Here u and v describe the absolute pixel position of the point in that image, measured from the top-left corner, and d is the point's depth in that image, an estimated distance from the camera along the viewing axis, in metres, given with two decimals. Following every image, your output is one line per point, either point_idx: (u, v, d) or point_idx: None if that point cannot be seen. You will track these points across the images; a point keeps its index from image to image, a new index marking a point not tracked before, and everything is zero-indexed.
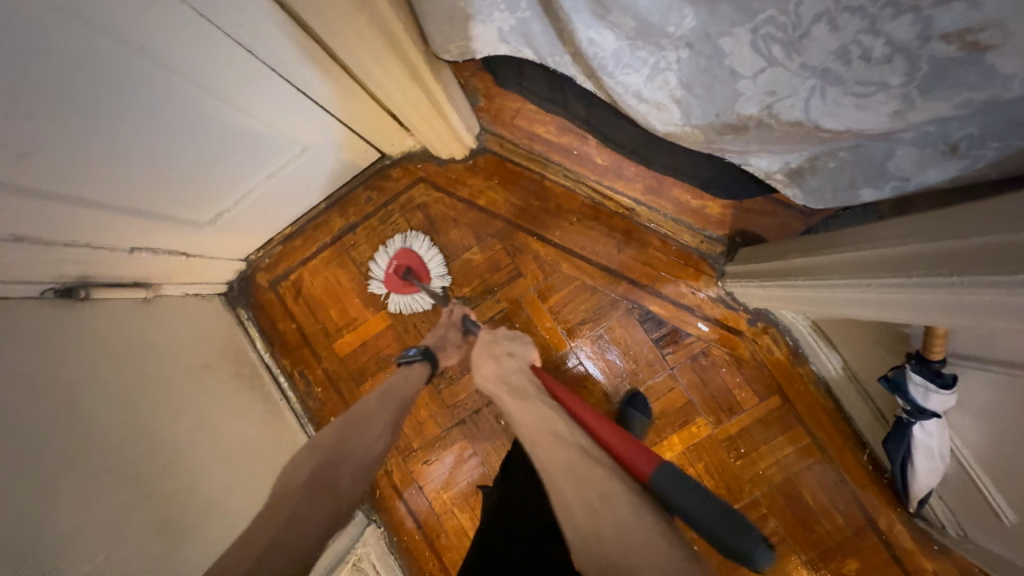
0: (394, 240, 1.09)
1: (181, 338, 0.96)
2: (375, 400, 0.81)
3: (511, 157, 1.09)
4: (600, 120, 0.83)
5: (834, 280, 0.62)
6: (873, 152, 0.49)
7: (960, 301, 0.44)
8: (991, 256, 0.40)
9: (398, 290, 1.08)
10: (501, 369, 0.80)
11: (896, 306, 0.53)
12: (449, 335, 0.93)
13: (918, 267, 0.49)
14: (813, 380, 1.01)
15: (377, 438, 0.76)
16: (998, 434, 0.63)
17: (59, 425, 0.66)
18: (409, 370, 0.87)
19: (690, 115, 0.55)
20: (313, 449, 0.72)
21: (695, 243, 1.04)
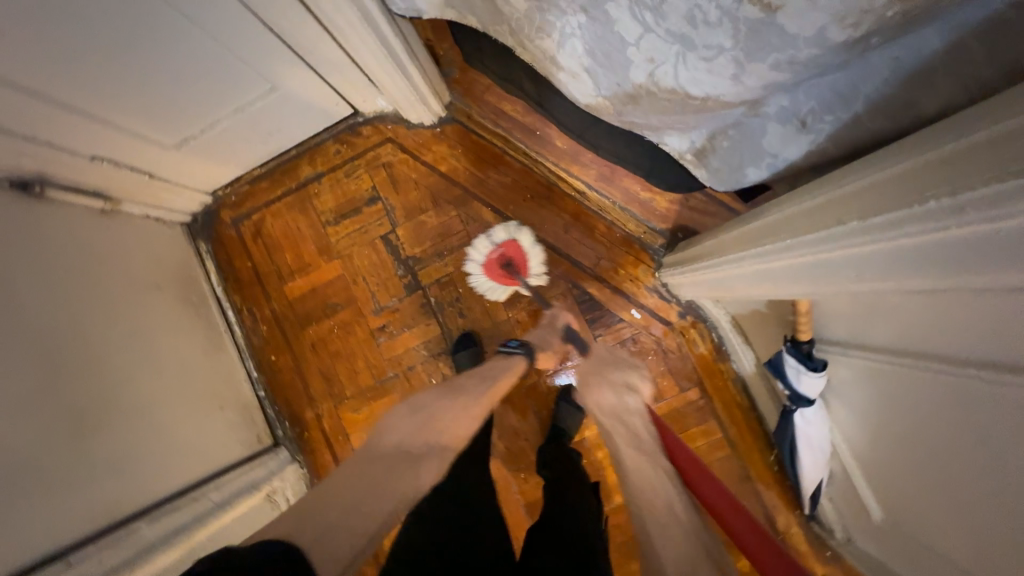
0: (504, 228, 1.10)
1: (131, 254, 0.99)
2: (474, 386, 0.85)
3: (475, 130, 1.14)
4: (550, 99, 0.88)
5: (725, 257, 0.67)
6: (752, 130, 0.54)
7: (810, 265, 0.49)
8: (826, 216, 0.45)
9: (494, 275, 1.09)
10: (619, 404, 0.81)
11: (768, 277, 0.58)
12: (551, 338, 0.97)
13: (776, 234, 0.54)
14: (731, 377, 1.05)
15: (472, 408, 0.81)
16: (871, 425, 0.67)
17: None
18: (509, 360, 0.92)
19: (599, 86, 0.59)
20: (416, 407, 0.79)
21: (638, 232, 1.09)
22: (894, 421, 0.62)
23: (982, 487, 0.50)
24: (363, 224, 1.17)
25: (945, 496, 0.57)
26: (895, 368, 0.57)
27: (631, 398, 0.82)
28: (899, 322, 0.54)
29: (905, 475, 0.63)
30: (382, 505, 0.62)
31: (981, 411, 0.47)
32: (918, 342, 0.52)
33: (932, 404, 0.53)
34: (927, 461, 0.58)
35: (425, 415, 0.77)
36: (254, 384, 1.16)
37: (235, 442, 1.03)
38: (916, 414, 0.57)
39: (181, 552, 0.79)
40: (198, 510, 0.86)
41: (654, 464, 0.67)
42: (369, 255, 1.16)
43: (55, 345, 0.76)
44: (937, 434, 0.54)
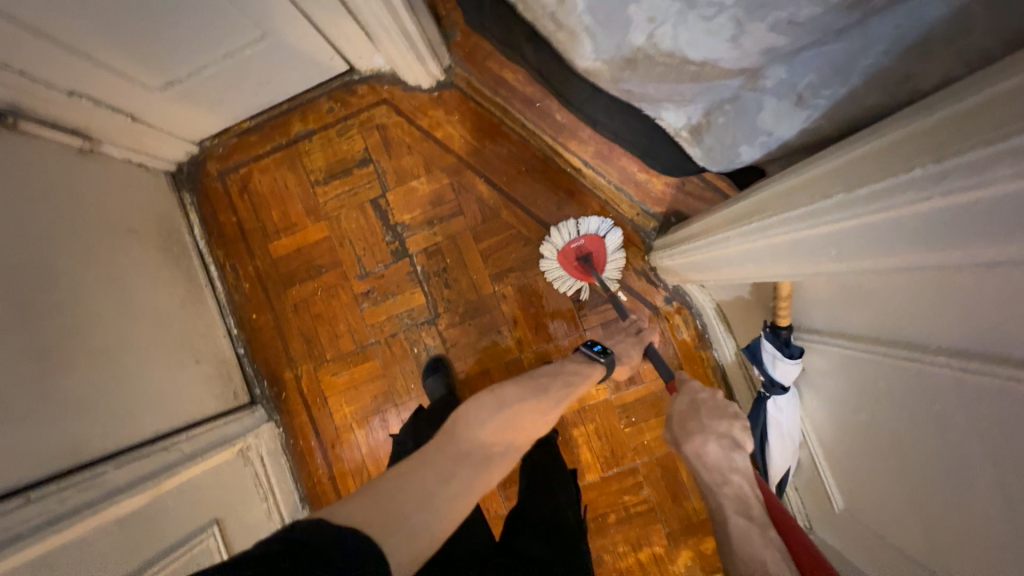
0: (597, 221, 1.04)
1: (111, 197, 0.97)
2: (557, 388, 0.82)
3: (473, 97, 1.11)
4: (549, 67, 0.85)
5: (711, 237, 0.66)
6: (748, 105, 0.52)
7: (791, 244, 0.49)
8: (810, 194, 0.45)
9: (568, 265, 1.05)
10: (722, 456, 0.71)
11: (752, 256, 0.57)
12: (629, 351, 0.95)
13: (761, 213, 0.53)
14: (711, 364, 1.05)
15: (547, 416, 0.78)
16: (839, 414, 0.68)
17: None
18: (589, 367, 0.89)
19: (597, 50, 0.57)
20: (500, 403, 0.74)
21: (631, 214, 1.08)
22: (861, 410, 0.63)
23: (938, 471, 0.51)
24: (352, 187, 1.14)
25: (903, 483, 0.58)
26: (865, 356, 0.57)
27: (739, 457, 0.70)
28: (870, 308, 0.55)
29: (867, 463, 0.65)
30: (461, 503, 0.57)
31: (946, 398, 0.48)
32: (889, 329, 0.53)
33: (898, 392, 0.54)
34: (890, 448, 0.59)
35: (509, 416, 0.72)
36: (234, 340, 1.14)
37: (212, 395, 1.02)
38: (881, 402, 0.58)
39: (151, 495, 0.79)
40: (168, 458, 0.85)
41: (766, 537, 0.60)
42: (359, 218, 1.14)
43: (20, 280, 0.73)
44: (899, 420, 0.56)
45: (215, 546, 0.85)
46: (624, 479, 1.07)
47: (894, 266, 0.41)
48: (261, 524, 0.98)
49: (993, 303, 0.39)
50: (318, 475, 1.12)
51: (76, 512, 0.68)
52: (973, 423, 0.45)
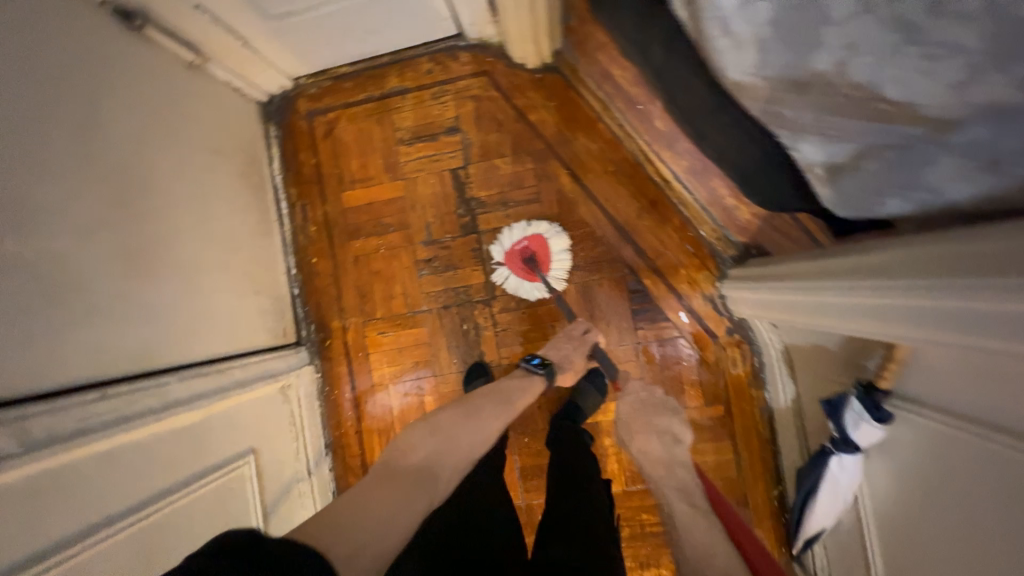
0: (544, 224, 1.07)
1: (208, 118, 0.97)
2: (493, 404, 0.87)
3: (575, 87, 1.10)
4: (673, 73, 0.82)
5: (851, 283, 0.63)
6: (916, 156, 0.48)
7: (966, 311, 0.46)
8: (991, 266, 0.43)
9: (515, 265, 1.07)
10: (664, 454, 0.84)
11: (906, 312, 0.54)
12: (571, 353, 0.97)
13: (922, 273, 0.51)
14: (760, 405, 1.03)
15: (488, 429, 0.82)
16: (910, 488, 0.65)
17: (63, 121, 0.66)
18: (529, 379, 0.94)
19: (763, 66, 0.55)
20: (433, 427, 0.79)
21: (712, 237, 1.06)
22: (938, 491, 0.60)
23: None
24: (435, 152, 1.13)
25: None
26: (969, 441, 0.54)
27: (677, 449, 0.85)
28: (993, 391, 0.51)
29: (927, 544, 0.62)
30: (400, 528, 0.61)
31: None
32: (1011, 419, 0.49)
33: (995, 486, 0.51)
34: (959, 539, 0.56)
35: (442, 438, 0.77)
36: (290, 280, 1.16)
37: (265, 329, 1.03)
38: (968, 490, 0.55)
39: (203, 414, 0.80)
40: (223, 381, 0.86)
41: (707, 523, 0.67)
42: (435, 184, 1.13)
43: (115, 179, 0.73)
44: (983, 511, 0.53)
45: (247, 475, 0.87)
46: (645, 499, 1.07)
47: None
48: (288, 461, 1.00)
49: None
50: (346, 428, 1.13)
51: (140, 416, 0.69)
52: None
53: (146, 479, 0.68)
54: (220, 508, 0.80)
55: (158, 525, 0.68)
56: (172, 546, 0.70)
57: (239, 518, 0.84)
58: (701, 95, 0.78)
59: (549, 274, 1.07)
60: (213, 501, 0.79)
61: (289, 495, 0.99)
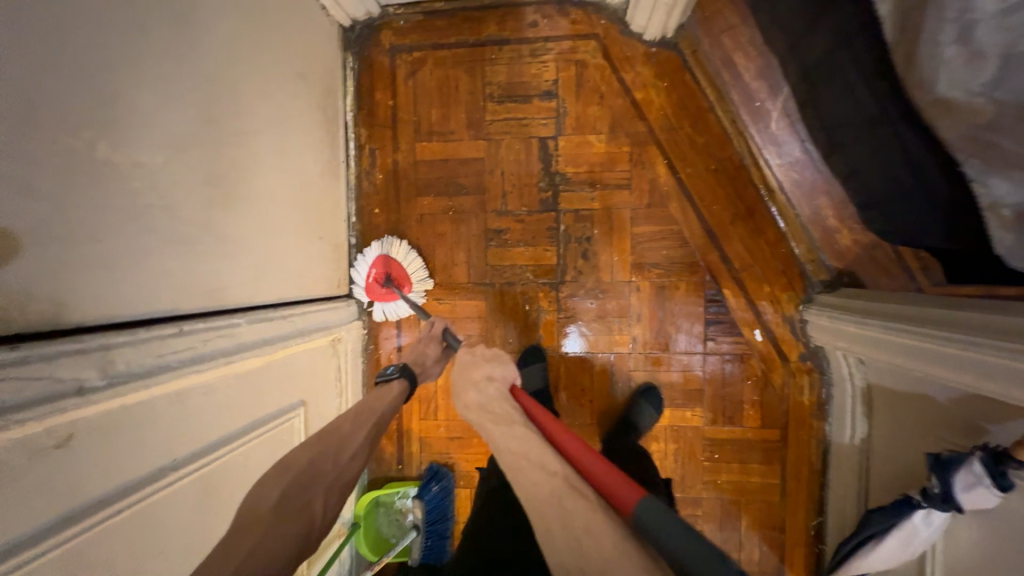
0: (375, 245, 1.04)
1: (295, 36, 0.87)
2: (348, 420, 0.72)
3: (692, 69, 0.99)
4: (830, 73, 0.74)
5: (990, 342, 0.59)
6: None
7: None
8: None
9: (376, 298, 1.04)
10: (482, 400, 0.72)
11: None
12: (427, 352, 0.89)
13: None
14: (818, 436, 1.00)
15: (350, 463, 0.67)
16: (1007, 554, 0.63)
17: (160, 10, 0.57)
18: (387, 388, 0.82)
19: (1000, 85, 0.48)
20: (283, 469, 0.63)
21: (805, 258, 0.99)
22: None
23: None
24: (525, 116, 1.04)
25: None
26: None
27: (493, 387, 0.74)
28: None
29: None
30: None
31: None
32: None
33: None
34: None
35: (296, 465, 0.63)
36: (349, 228, 1.08)
37: (324, 276, 0.97)
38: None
39: (264, 361, 0.76)
40: (285, 328, 0.80)
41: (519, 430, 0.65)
42: (520, 151, 1.04)
43: (206, 89, 0.64)
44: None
45: (296, 427, 0.84)
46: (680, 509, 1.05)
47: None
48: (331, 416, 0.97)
49: None
50: None
51: (210, 357, 0.63)
52: None
53: (212, 423, 0.64)
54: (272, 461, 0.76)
55: (218, 472, 0.65)
56: (229, 494, 0.67)
57: None
58: (863, 105, 0.70)
59: (410, 290, 1.05)
60: (265, 451, 0.75)
61: None
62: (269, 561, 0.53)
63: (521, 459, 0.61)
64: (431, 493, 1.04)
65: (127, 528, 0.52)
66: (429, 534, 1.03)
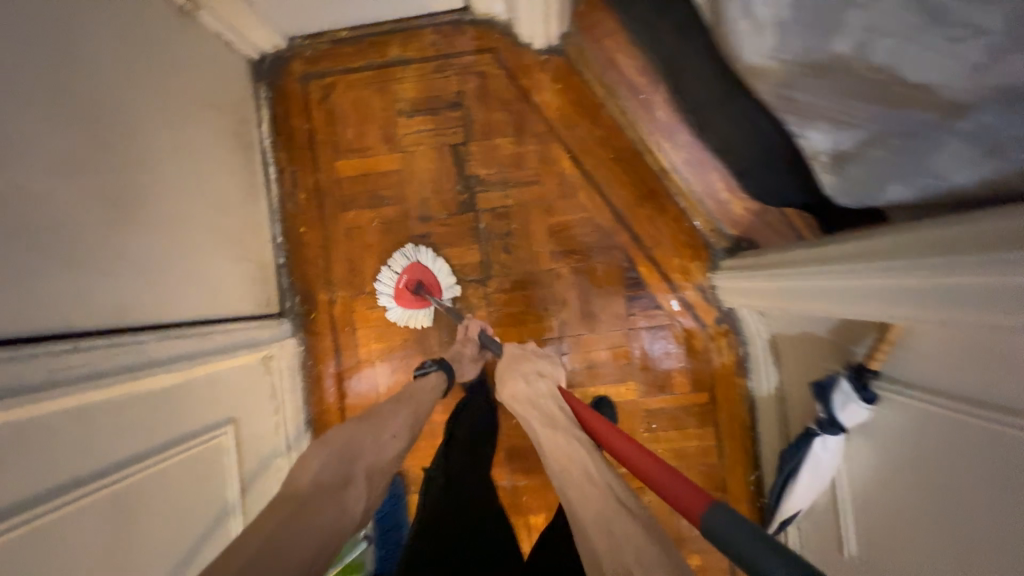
0: (402, 253, 1.07)
1: (199, 70, 0.92)
2: (388, 403, 0.85)
3: (582, 71, 1.09)
4: (684, 59, 0.83)
5: (836, 267, 0.66)
6: (919, 145, 0.51)
7: (974, 287, 0.46)
8: (980, 242, 0.45)
9: (405, 304, 1.06)
10: (531, 391, 0.82)
11: (896, 292, 0.56)
12: (465, 350, 0.99)
13: (906, 255, 0.54)
14: (743, 393, 1.06)
15: (389, 440, 0.78)
16: (897, 470, 0.67)
17: (41, 46, 0.60)
18: (425, 379, 0.92)
19: (782, 47, 0.56)
20: (326, 443, 0.73)
21: (706, 229, 1.08)
22: (926, 473, 0.62)
23: (985, 549, 0.52)
24: (435, 127, 1.11)
25: (950, 552, 0.57)
26: (964, 420, 0.55)
27: (541, 383, 0.84)
28: (975, 368, 0.54)
29: (913, 523, 0.64)
30: (319, 535, 0.58)
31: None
32: (992, 393, 0.52)
33: (977, 462, 0.54)
34: (948, 519, 0.58)
35: (337, 448, 0.72)
36: (277, 249, 1.11)
37: (248, 296, 0.99)
38: (956, 463, 0.57)
39: (180, 378, 0.76)
40: (205, 346, 0.82)
41: (565, 434, 0.72)
42: (434, 160, 1.11)
43: (93, 118, 0.67)
44: (971, 492, 0.54)
45: (224, 445, 0.83)
46: None
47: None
48: (268, 434, 0.97)
49: None
50: (328, 403, 1.10)
51: (113, 373, 0.65)
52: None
53: (117, 443, 0.64)
54: (195, 480, 0.76)
55: (127, 492, 0.64)
56: (144, 515, 0.66)
57: (213, 491, 0.80)
58: (710, 82, 0.79)
59: (442, 296, 1.07)
60: (188, 470, 0.75)
61: (268, 469, 0.96)
62: (319, 519, 0.60)
63: (570, 471, 0.65)
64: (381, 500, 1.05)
65: (19, 551, 0.50)
66: (382, 544, 1.04)
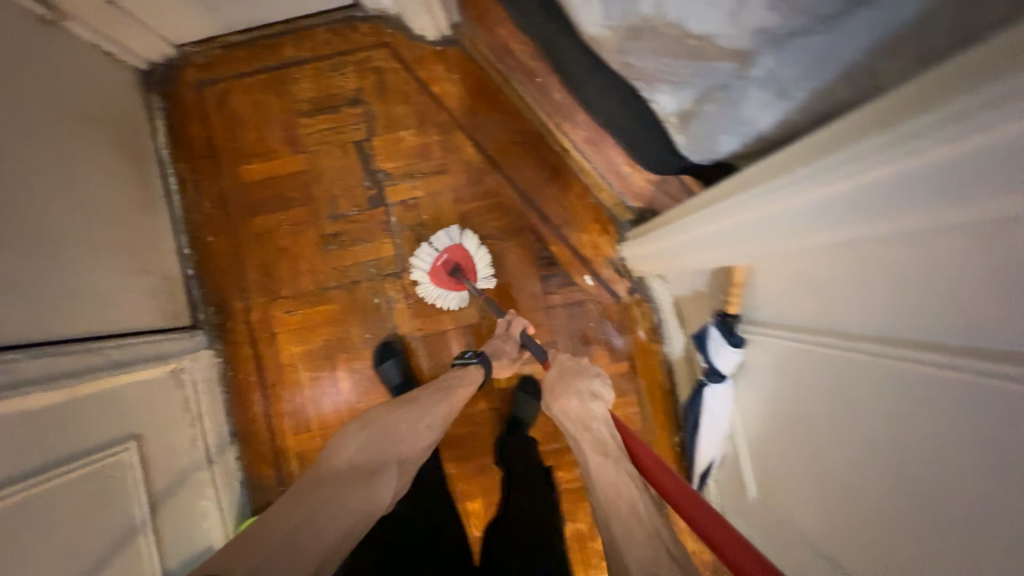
0: (445, 233, 1.06)
1: (78, 81, 0.90)
2: (428, 391, 0.84)
3: (477, 60, 1.11)
4: (552, 38, 0.85)
5: (697, 216, 0.67)
6: (733, 95, 0.53)
7: (793, 210, 0.48)
8: (781, 165, 0.47)
9: (439, 282, 1.05)
10: (583, 411, 0.74)
11: (745, 229, 0.57)
12: (505, 347, 0.95)
13: (742, 190, 0.54)
14: (660, 357, 1.10)
15: (422, 430, 0.79)
16: (795, 421, 0.67)
17: None
18: (464, 369, 0.91)
19: (609, 14, 0.59)
20: (364, 421, 0.78)
21: (610, 203, 1.11)
22: (834, 424, 0.59)
23: (868, 474, 0.54)
24: (337, 124, 1.11)
25: (829, 480, 0.60)
26: (923, 372, 0.45)
27: (598, 406, 0.74)
28: (832, 296, 0.56)
29: (891, 516, 0.51)
30: (341, 524, 0.64)
31: (897, 394, 0.49)
32: (858, 321, 0.53)
33: (851, 391, 0.56)
34: (944, 507, 0.44)
35: (373, 433, 0.75)
36: (184, 260, 1.09)
37: (151, 308, 0.97)
38: (917, 430, 0.47)
39: (67, 395, 0.74)
40: (95, 361, 0.80)
41: (618, 469, 0.64)
42: (339, 157, 1.11)
43: None
44: (967, 465, 0.42)
45: (129, 462, 0.81)
46: (558, 459, 1.08)
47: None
48: (183, 448, 0.95)
49: (960, 292, 0.40)
50: (254, 410, 1.09)
51: None
52: (918, 427, 0.47)
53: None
54: (92, 498, 0.74)
55: (11, 512, 0.62)
56: (32, 535, 0.64)
57: (119, 508, 0.78)
58: (576, 57, 0.82)
59: (477, 279, 1.06)
60: (83, 488, 0.73)
61: (186, 482, 0.94)
62: (343, 508, 0.66)
63: (619, 506, 0.60)
64: None
65: None
66: None
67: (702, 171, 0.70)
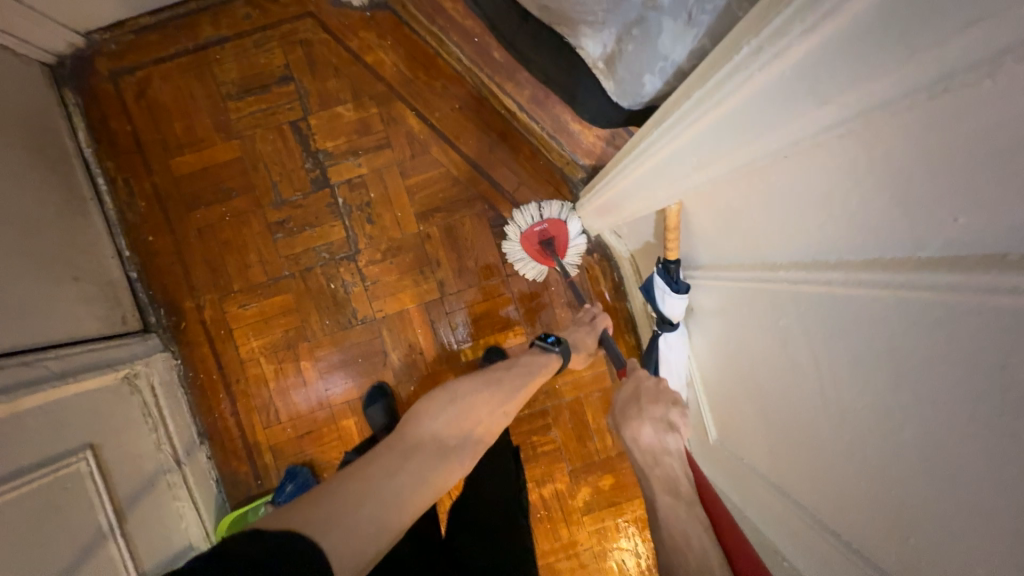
0: (557, 205, 1.04)
1: None
2: (515, 369, 0.82)
3: (409, 23, 1.05)
4: None
5: (644, 147, 0.57)
6: (651, 28, 0.51)
7: (744, 104, 0.40)
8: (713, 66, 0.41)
9: (530, 250, 1.04)
10: (658, 439, 0.63)
11: (703, 139, 0.47)
12: (585, 339, 0.92)
13: (692, 92, 0.44)
14: (623, 314, 1.10)
15: (500, 413, 0.77)
16: (748, 363, 0.65)
17: None
18: (545, 356, 0.86)
19: None
20: (453, 395, 0.75)
21: (561, 162, 1.07)
22: (785, 361, 0.56)
23: (809, 405, 0.52)
24: (269, 105, 1.05)
25: (780, 420, 0.59)
26: (866, 294, 0.40)
27: (674, 439, 0.63)
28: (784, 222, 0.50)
29: (840, 449, 0.48)
30: (419, 501, 0.60)
31: (828, 318, 0.46)
32: (811, 248, 0.46)
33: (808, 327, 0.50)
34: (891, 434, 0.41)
35: (460, 408, 0.73)
36: (125, 263, 1.05)
37: (92, 316, 0.94)
38: (864, 359, 0.42)
39: (7, 410, 0.71)
40: (30, 375, 0.77)
41: (689, 510, 0.56)
42: (275, 140, 1.06)
43: None
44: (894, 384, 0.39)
45: (86, 472, 0.79)
46: (532, 423, 1.09)
47: (993, 53, 0.24)
48: (147, 454, 0.93)
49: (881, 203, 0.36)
50: (221, 408, 1.07)
51: None
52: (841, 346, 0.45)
53: None
54: (53, 510, 0.72)
55: None
56: None
57: (82, 518, 0.76)
58: (500, 9, 0.77)
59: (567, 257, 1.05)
60: (41, 500, 0.71)
61: (155, 487, 0.92)
62: (428, 482, 0.62)
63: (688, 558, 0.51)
64: (286, 493, 1.02)
65: None
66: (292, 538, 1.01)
67: (628, 118, 0.68)
